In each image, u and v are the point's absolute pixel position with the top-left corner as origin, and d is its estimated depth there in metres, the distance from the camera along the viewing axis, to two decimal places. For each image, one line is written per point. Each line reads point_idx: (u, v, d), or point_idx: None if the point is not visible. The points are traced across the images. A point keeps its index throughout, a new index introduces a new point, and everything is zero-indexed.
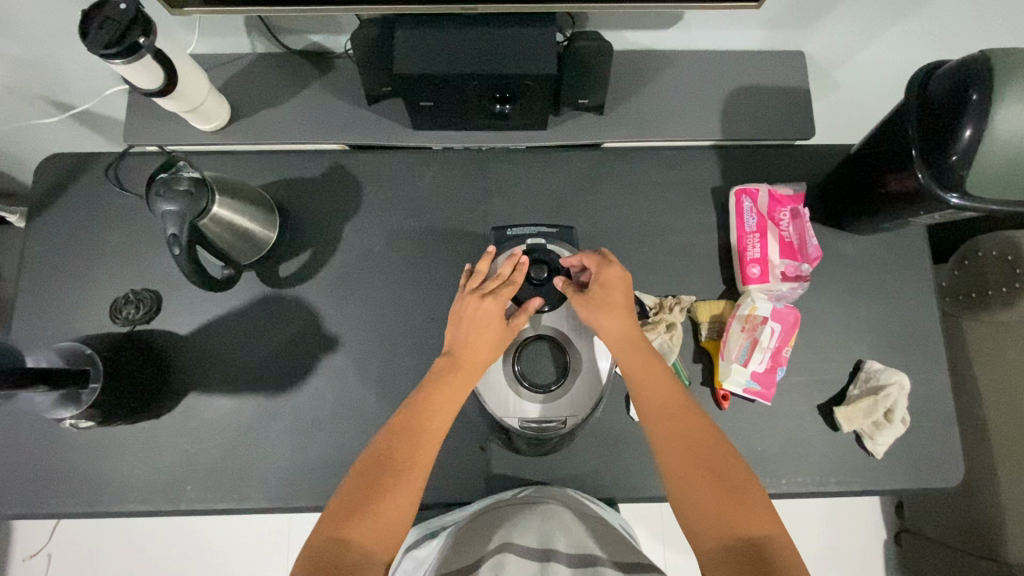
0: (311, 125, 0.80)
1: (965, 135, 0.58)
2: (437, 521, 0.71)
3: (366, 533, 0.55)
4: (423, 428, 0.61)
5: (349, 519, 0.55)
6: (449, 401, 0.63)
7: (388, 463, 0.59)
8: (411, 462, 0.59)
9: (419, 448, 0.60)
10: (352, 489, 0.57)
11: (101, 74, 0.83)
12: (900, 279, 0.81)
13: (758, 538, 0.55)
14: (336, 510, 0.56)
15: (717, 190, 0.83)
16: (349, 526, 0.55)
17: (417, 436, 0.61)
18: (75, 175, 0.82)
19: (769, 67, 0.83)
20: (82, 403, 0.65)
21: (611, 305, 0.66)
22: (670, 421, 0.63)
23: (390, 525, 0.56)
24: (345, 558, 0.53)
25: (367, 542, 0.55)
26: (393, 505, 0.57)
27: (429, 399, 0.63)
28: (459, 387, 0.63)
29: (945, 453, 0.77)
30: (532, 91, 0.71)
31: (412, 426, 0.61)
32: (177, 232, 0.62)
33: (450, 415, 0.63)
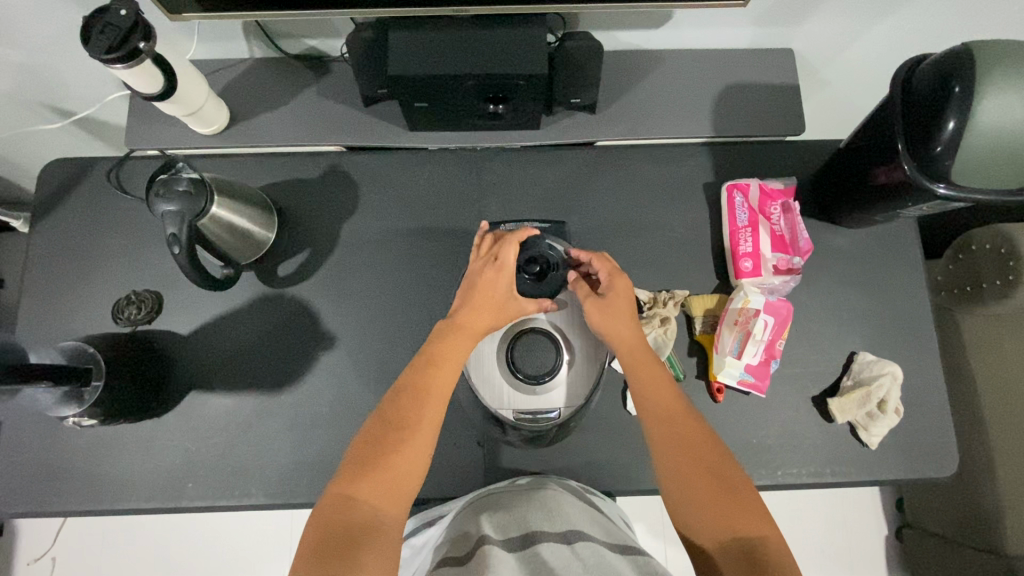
0: (309, 127, 0.82)
1: (948, 127, 0.59)
2: (436, 510, 0.72)
3: (376, 491, 0.57)
4: (430, 388, 0.62)
5: (359, 479, 0.57)
6: (453, 361, 0.64)
7: (395, 421, 0.61)
8: (418, 419, 0.61)
9: (423, 407, 0.61)
10: (360, 453, 0.59)
11: (102, 81, 0.85)
12: (892, 272, 0.82)
13: (753, 538, 0.56)
14: (346, 473, 0.58)
15: (709, 185, 0.84)
16: (359, 484, 0.57)
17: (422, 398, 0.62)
18: (78, 179, 0.83)
19: (758, 64, 0.84)
20: (85, 400, 0.66)
21: (616, 309, 0.67)
22: (667, 426, 0.63)
23: (398, 484, 0.58)
24: (355, 515, 0.55)
25: (376, 500, 0.57)
26: (402, 463, 0.59)
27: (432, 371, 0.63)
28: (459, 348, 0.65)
29: (939, 443, 0.77)
30: (525, 90, 0.72)
31: (419, 385, 0.63)
32: (177, 231, 0.63)
33: (454, 376, 0.64)
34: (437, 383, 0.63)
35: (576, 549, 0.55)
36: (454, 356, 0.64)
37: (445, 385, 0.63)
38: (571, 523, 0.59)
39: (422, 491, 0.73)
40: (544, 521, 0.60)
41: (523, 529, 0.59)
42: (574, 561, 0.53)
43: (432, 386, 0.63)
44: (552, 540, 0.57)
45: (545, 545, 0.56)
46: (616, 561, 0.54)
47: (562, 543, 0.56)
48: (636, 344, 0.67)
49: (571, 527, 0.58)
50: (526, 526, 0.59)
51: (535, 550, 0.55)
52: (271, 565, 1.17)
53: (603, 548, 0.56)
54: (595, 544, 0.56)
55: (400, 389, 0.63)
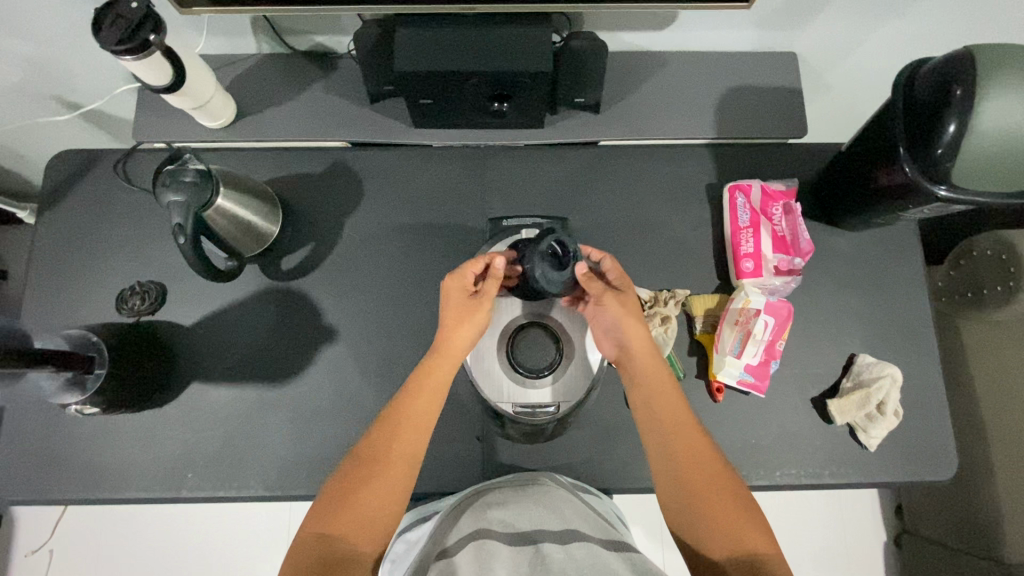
0: (315, 123, 0.83)
1: (949, 130, 0.59)
2: (432, 506, 0.72)
3: (350, 525, 0.57)
4: (406, 422, 0.63)
5: (332, 513, 0.58)
6: (433, 390, 0.64)
7: (371, 454, 0.61)
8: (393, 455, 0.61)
9: (400, 437, 0.62)
10: (336, 484, 0.60)
11: (111, 75, 0.86)
12: (893, 275, 0.82)
13: (757, 556, 0.57)
14: (324, 504, 0.59)
15: (711, 186, 0.84)
16: (333, 519, 0.57)
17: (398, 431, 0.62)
18: (85, 171, 0.84)
19: (761, 66, 0.85)
20: (87, 390, 0.67)
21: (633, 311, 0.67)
22: (676, 432, 0.63)
23: (374, 515, 0.59)
24: (330, 548, 0.56)
25: (352, 532, 0.57)
26: (378, 494, 0.59)
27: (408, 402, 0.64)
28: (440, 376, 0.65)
29: (938, 446, 0.77)
30: (529, 89, 0.73)
31: (395, 418, 0.63)
32: (182, 222, 0.63)
33: (432, 408, 0.64)
34: (418, 415, 0.63)
35: (571, 548, 0.55)
36: (439, 381, 0.65)
37: (423, 414, 0.63)
38: (566, 522, 0.59)
39: (420, 486, 0.74)
40: (540, 519, 0.59)
41: (518, 525, 0.59)
42: (568, 562, 0.53)
43: (409, 415, 0.63)
44: (547, 539, 0.56)
45: (539, 542, 0.56)
46: (609, 561, 0.54)
47: (557, 542, 0.56)
48: (650, 348, 0.67)
49: (565, 526, 0.58)
50: (520, 522, 0.59)
51: (530, 547, 0.55)
52: (268, 562, 1.17)
53: (598, 548, 0.55)
54: (591, 544, 0.56)
55: (379, 422, 0.63)
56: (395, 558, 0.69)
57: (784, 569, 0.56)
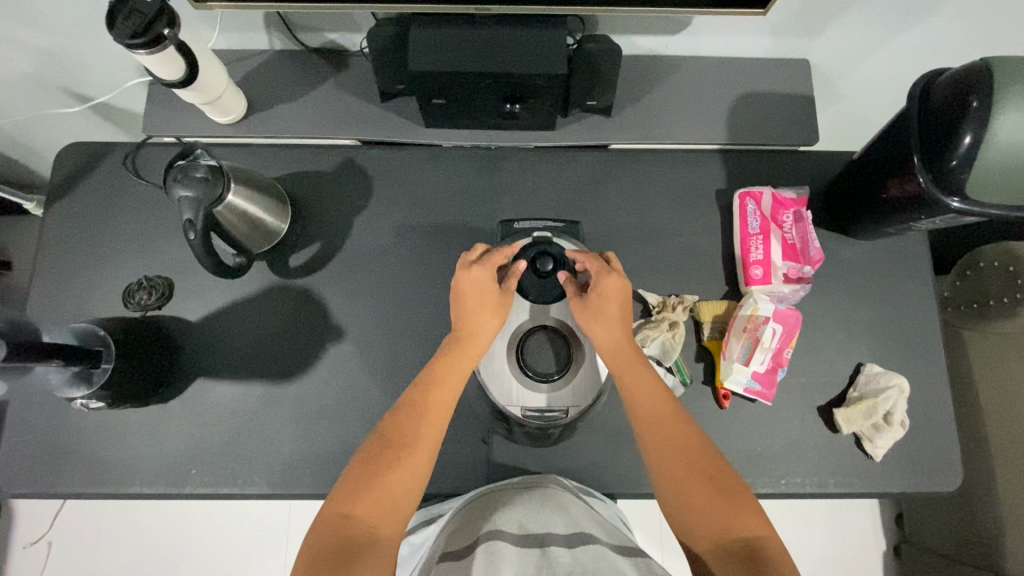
0: (326, 120, 0.83)
1: (964, 142, 0.59)
2: (438, 509, 0.72)
3: (374, 508, 0.57)
4: (429, 407, 0.63)
5: (356, 496, 0.57)
6: (454, 375, 0.66)
7: (394, 440, 0.61)
8: (418, 437, 0.61)
9: (423, 423, 0.62)
10: (359, 466, 0.59)
11: (123, 68, 0.86)
12: (902, 285, 0.82)
13: (749, 543, 0.55)
14: (346, 488, 0.58)
15: (721, 192, 0.84)
16: (357, 502, 0.57)
17: (423, 415, 0.63)
18: (93, 163, 0.84)
19: (774, 73, 0.85)
20: (94, 383, 0.66)
21: (605, 313, 0.67)
22: (661, 427, 0.64)
23: (397, 499, 0.58)
24: (352, 530, 0.55)
25: (374, 515, 0.57)
26: (401, 477, 0.59)
27: (432, 387, 0.65)
28: (462, 365, 0.66)
29: (943, 457, 0.77)
30: (542, 91, 0.72)
31: (419, 404, 0.64)
32: (193, 218, 0.63)
33: (454, 395, 0.65)
34: (440, 400, 0.64)
35: (578, 551, 0.55)
36: (460, 368, 0.66)
37: (447, 401, 0.65)
38: (573, 525, 0.59)
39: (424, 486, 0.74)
40: (549, 522, 0.60)
41: (528, 528, 0.59)
42: (575, 564, 0.53)
43: (432, 401, 0.64)
44: (556, 542, 0.56)
45: (547, 545, 0.56)
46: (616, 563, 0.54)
47: (565, 545, 0.56)
48: (627, 347, 0.67)
49: (574, 530, 0.58)
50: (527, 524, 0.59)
51: (537, 549, 0.55)
52: (268, 558, 1.17)
53: (606, 550, 0.55)
54: (599, 547, 0.56)
55: (401, 408, 0.64)
56: (403, 560, 0.70)
57: (779, 556, 0.54)
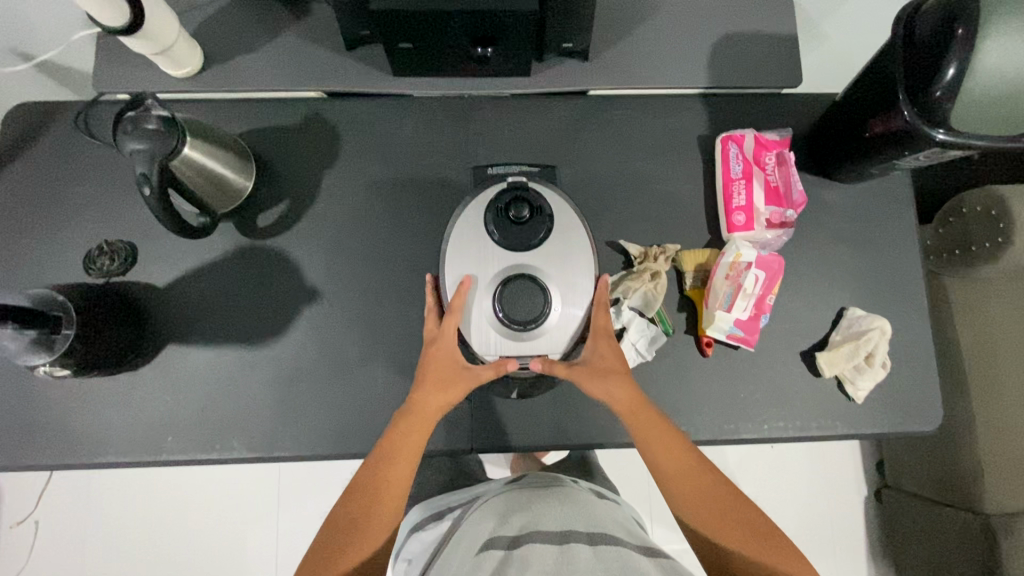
0: (288, 72, 0.78)
1: (949, 73, 0.57)
2: (444, 506, 0.78)
3: None
4: (381, 485, 0.62)
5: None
6: (407, 450, 0.63)
7: (349, 524, 0.61)
8: (368, 521, 0.60)
9: (377, 505, 0.61)
10: (322, 545, 0.60)
11: (66, 20, 0.80)
12: (885, 228, 0.81)
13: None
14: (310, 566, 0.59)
15: (703, 139, 0.82)
16: None
17: (375, 496, 0.61)
18: (43, 124, 0.79)
19: (755, 12, 0.81)
20: (56, 350, 0.63)
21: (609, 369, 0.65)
22: (687, 479, 0.63)
23: None
24: None
25: None
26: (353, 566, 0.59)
27: (383, 460, 0.63)
28: (413, 439, 0.64)
29: (924, 397, 0.77)
30: (514, 31, 0.68)
31: (371, 481, 0.62)
32: (148, 172, 0.60)
33: (409, 467, 0.63)
34: (393, 475, 0.62)
35: (601, 549, 0.55)
36: (411, 440, 0.63)
37: (401, 476, 0.63)
38: (591, 525, 0.61)
39: None
40: (569, 520, 0.61)
41: (551, 527, 0.59)
42: (599, 562, 0.53)
43: (387, 481, 0.62)
44: (578, 540, 0.57)
45: (570, 542, 0.56)
46: (637, 564, 0.53)
47: (587, 542, 0.56)
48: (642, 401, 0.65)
49: (595, 531, 0.59)
50: (545, 524, 0.60)
51: (560, 546, 0.55)
52: (262, 527, 1.17)
53: (627, 550, 0.56)
54: (621, 547, 0.56)
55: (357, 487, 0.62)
56: (413, 555, 0.75)
57: None
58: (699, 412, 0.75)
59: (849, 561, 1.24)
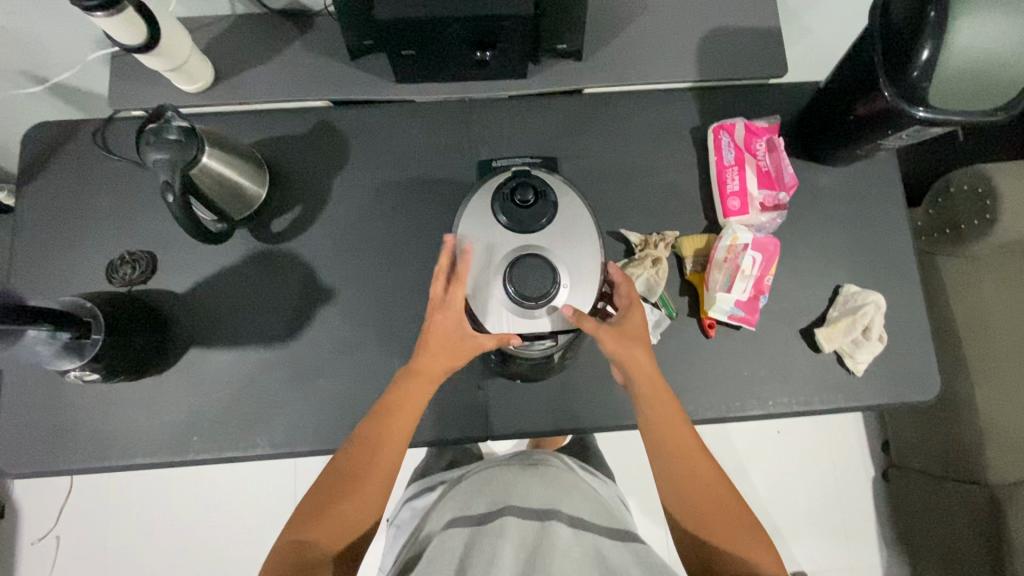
0: (296, 83, 0.82)
1: (924, 54, 0.61)
2: (435, 479, 0.85)
3: (323, 533, 0.63)
4: (383, 437, 0.66)
5: (313, 522, 0.63)
6: (411, 406, 0.67)
7: (348, 471, 0.66)
8: (368, 469, 0.65)
9: (376, 454, 0.66)
10: (321, 492, 0.65)
11: (81, 42, 0.84)
12: (875, 207, 0.84)
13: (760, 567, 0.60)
14: (305, 514, 0.64)
15: (695, 130, 0.85)
16: (313, 528, 0.63)
17: (375, 445, 0.66)
18: (62, 142, 0.82)
19: (740, 7, 0.85)
20: (86, 355, 0.66)
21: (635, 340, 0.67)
22: (683, 459, 0.65)
23: (348, 525, 0.64)
24: (307, 553, 0.62)
25: (325, 538, 0.63)
26: (346, 509, 0.64)
27: (388, 414, 0.67)
28: (416, 395, 0.67)
29: (921, 368, 0.80)
30: (512, 34, 0.72)
31: (374, 434, 0.66)
32: (170, 180, 0.63)
33: (411, 420, 0.67)
34: (395, 428, 0.67)
35: (578, 534, 0.59)
36: (415, 397, 0.67)
37: (403, 429, 0.67)
38: (571, 505, 0.64)
39: (425, 434, 0.75)
40: (550, 499, 0.64)
41: (533, 504, 0.63)
42: (575, 547, 0.57)
43: (390, 433, 0.67)
44: (558, 522, 0.60)
45: (549, 522, 0.60)
46: (609, 555, 0.57)
47: (566, 526, 0.60)
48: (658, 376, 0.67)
49: (573, 513, 0.63)
50: (527, 501, 0.63)
51: (540, 526, 0.59)
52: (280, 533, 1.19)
53: (599, 538, 0.60)
54: (595, 536, 0.60)
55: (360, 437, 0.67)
56: (403, 522, 0.82)
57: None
58: (705, 390, 0.78)
59: (859, 543, 1.25)
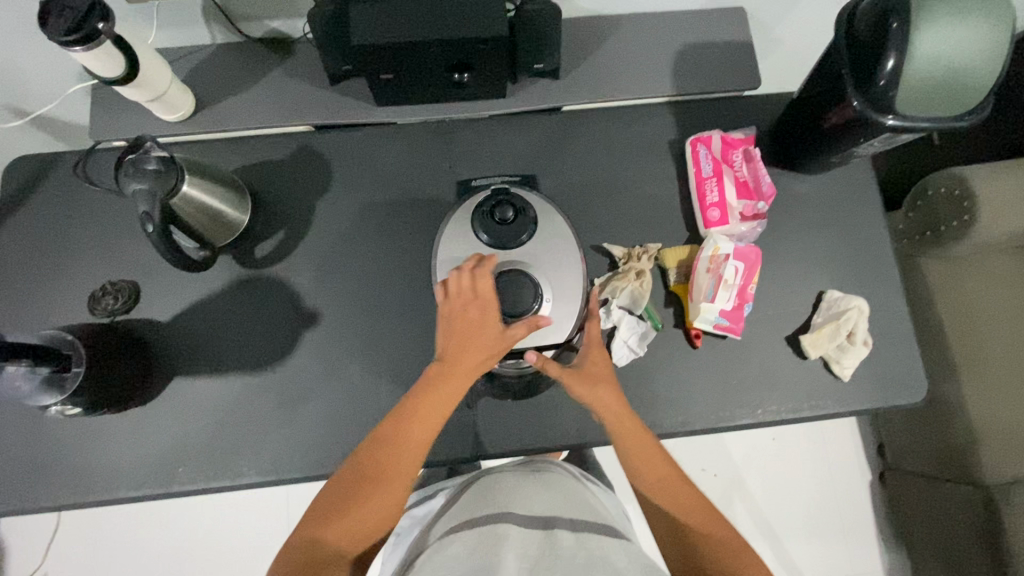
0: (277, 109, 0.82)
1: (890, 64, 0.62)
2: (435, 486, 0.84)
3: (340, 535, 0.60)
4: (408, 437, 0.62)
5: (326, 522, 0.60)
6: (444, 403, 0.64)
7: (368, 472, 0.61)
8: (392, 469, 0.62)
9: (403, 454, 0.62)
10: (330, 496, 0.61)
11: (61, 74, 0.84)
12: (853, 213, 0.85)
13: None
14: (315, 515, 0.61)
15: (674, 143, 0.86)
16: (326, 528, 0.60)
17: (399, 446, 0.62)
18: (43, 175, 0.82)
19: (712, 23, 0.87)
20: (66, 388, 0.65)
21: (599, 377, 0.68)
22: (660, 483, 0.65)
23: (366, 527, 0.61)
24: (320, 553, 0.59)
25: (341, 539, 0.60)
26: (365, 514, 0.61)
27: (417, 411, 0.63)
28: (448, 395, 0.63)
29: (907, 370, 0.80)
30: (489, 57, 0.73)
31: (401, 431, 0.62)
32: (148, 210, 0.63)
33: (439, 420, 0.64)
34: (421, 423, 0.63)
35: (582, 537, 0.58)
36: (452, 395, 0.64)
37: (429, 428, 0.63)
38: (574, 511, 0.63)
39: None
40: (553, 504, 0.63)
41: (539, 509, 0.61)
42: (578, 549, 0.55)
43: (417, 433, 0.63)
44: (562, 526, 0.59)
45: (552, 527, 0.58)
46: (612, 556, 0.55)
47: (570, 530, 0.58)
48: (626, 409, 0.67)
49: (576, 518, 0.61)
50: (529, 506, 0.61)
51: (542, 530, 0.57)
52: None
53: (602, 538, 0.58)
54: (598, 537, 0.58)
55: (380, 435, 0.63)
56: (403, 530, 0.81)
57: None
58: (695, 400, 0.78)
59: (860, 546, 1.25)
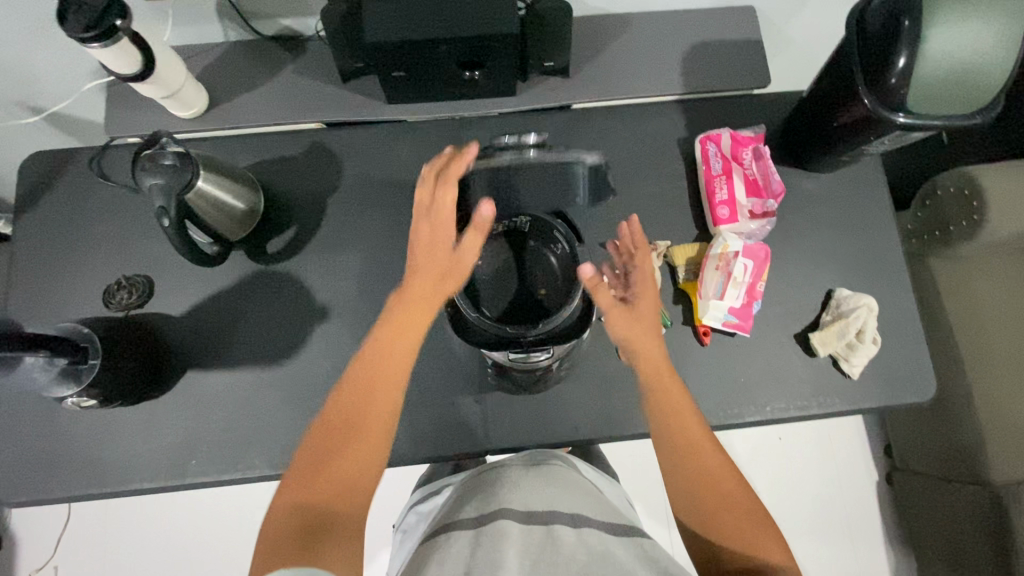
0: (290, 106, 0.83)
1: (901, 62, 0.62)
2: (441, 483, 0.84)
3: (320, 493, 0.57)
4: (377, 373, 0.63)
5: (309, 484, 0.58)
6: (406, 329, 0.65)
7: (344, 423, 0.61)
8: (365, 414, 0.61)
9: (372, 390, 0.62)
10: (308, 463, 0.59)
11: (77, 72, 0.85)
12: (862, 212, 0.85)
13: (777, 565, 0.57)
14: (295, 484, 0.58)
15: (683, 140, 0.86)
16: (309, 488, 0.58)
17: (368, 386, 0.62)
18: (58, 171, 0.84)
19: (721, 22, 0.87)
20: (82, 379, 0.66)
21: (642, 321, 0.68)
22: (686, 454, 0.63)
23: (349, 480, 0.59)
24: (308, 516, 0.56)
25: (326, 498, 0.57)
26: (342, 469, 0.59)
27: (383, 351, 0.64)
28: (412, 320, 0.64)
29: (916, 369, 0.80)
30: (501, 55, 0.73)
31: (370, 366, 0.63)
32: (165, 205, 0.64)
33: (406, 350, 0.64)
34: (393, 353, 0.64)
35: (583, 533, 0.57)
36: (411, 325, 0.65)
37: (396, 366, 0.64)
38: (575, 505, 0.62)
39: (424, 451, 0.75)
40: (553, 498, 0.62)
41: (539, 504, 0.61)
42: (580, 547, 0.55)
43: (384, 371, 0.63)
44: (562, 521, 0.58)
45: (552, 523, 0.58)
46: (615, 552, 0.55)
47: (570, 526, 0.58)
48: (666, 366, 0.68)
49: (576, 512, 0.61)
50: (529, 502, 0.61)
51: (542, 527, 0.57)
52: None
53: (604, 534, 0.58)
54: (600, 533, 0.58)
55: (352, 381, 0.63)
56: (410, 526, 0.82)
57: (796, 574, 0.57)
58: (702, 397, 0.78)
59: (866, 547, 1.24)
